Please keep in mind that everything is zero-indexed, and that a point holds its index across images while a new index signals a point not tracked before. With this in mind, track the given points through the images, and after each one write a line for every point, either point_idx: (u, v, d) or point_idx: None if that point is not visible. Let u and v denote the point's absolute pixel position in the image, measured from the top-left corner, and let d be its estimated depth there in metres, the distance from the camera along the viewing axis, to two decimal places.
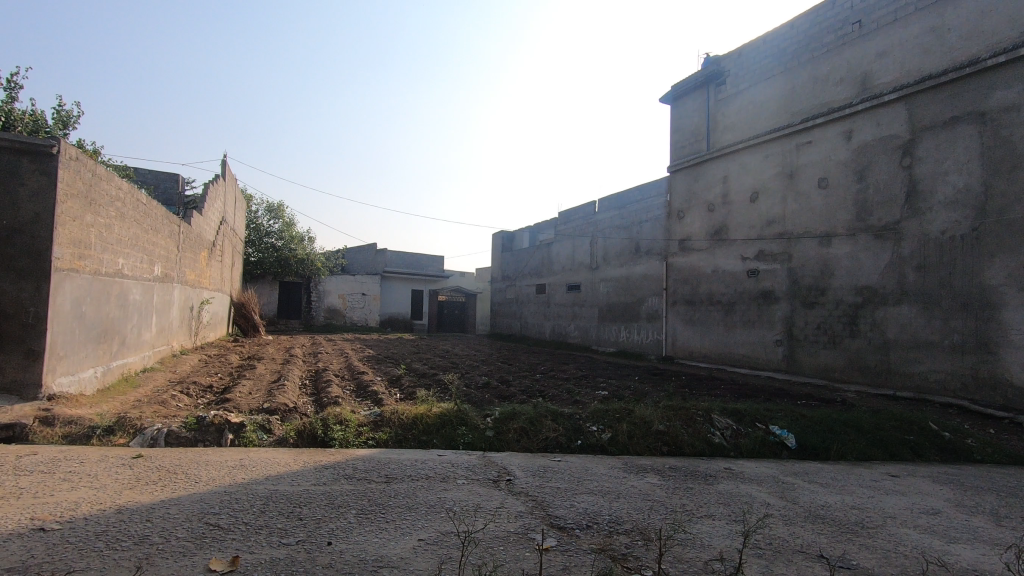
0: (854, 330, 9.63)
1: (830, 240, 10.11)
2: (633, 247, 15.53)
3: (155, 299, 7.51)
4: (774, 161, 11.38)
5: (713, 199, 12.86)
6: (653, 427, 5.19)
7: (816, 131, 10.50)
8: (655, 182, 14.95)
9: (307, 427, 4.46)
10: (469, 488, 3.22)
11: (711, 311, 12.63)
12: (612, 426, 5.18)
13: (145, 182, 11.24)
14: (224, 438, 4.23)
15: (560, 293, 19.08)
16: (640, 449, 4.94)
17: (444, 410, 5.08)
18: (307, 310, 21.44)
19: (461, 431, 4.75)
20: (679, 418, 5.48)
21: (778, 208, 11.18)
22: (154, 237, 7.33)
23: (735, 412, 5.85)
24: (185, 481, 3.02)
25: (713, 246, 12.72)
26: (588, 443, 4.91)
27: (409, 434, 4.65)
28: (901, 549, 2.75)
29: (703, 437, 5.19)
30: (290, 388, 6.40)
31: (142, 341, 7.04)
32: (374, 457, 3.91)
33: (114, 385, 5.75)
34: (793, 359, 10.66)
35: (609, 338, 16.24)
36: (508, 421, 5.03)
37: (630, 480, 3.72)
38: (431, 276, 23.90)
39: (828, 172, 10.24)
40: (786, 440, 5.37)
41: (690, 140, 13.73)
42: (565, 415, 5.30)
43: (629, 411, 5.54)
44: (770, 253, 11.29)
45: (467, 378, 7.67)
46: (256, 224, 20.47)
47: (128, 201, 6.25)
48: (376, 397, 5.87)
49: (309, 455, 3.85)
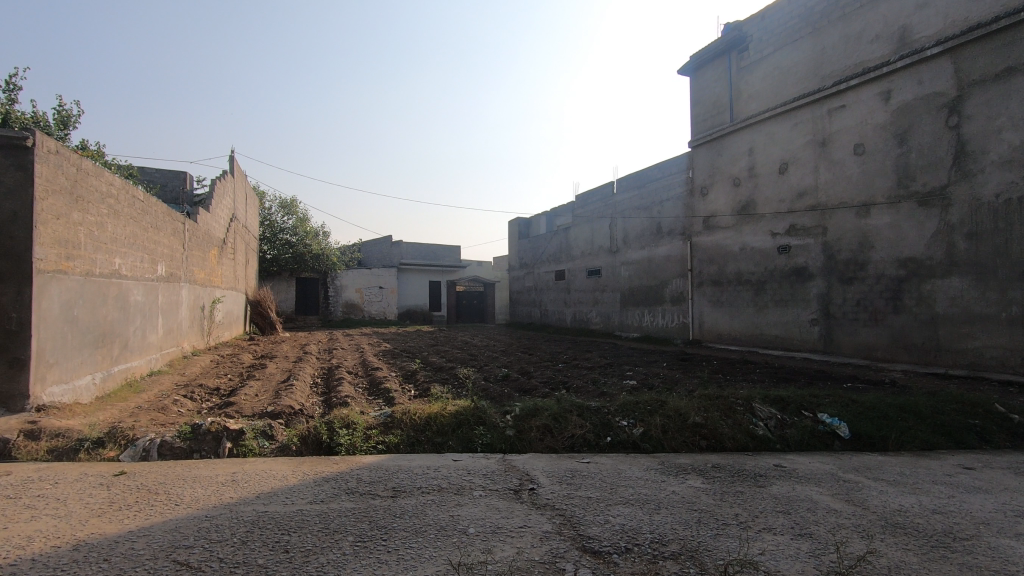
0: (898, 306, 8.98)
1: (869, 210, 9.44)
2: (654, 228, 14.94)
3: (160, 300, 7.26)
4: (803, 129, 10.68)
5: (738, 173, 12.20)
6: (689, 419, 4.74)
7: (851, 94, 9.78)
8: (676, 159, 14.30)
9: (311, 433, 4.11)
10: (487, 503, 2.81)
11: (740, 291, 12.02)
12: (644, 420, 4.74)
13: (152, 181, 11.02)
14: (221, 448, 3.90)
15: (580, 279, 18.57)
16: (677, 445, 4.48)
17: (460, 408, 4.69)
18: (324, 306, 21.25)
19: (478, 431, 4.34)
20: (717, 409, 5.01)
21: (810, 179, 10.50)
22: (156, 236, 7.06)
23: (777, 400, 5.35)
24: (164, 505, 2.67)
25: (740, 223, 12.08)
26: (619, 440, 4.48)
27: (422, 436, 4.26)
28: (1012, 568, 2.26)
29: (746, 429, 4.72)
30: (299, 388, 6.06)
31: (148, 344, 6.80)
32: (382, 465, 3.53)
33: (114, 391, 5.47)
34: (831, 339, 10.03)
35: (632, 323, 15.72)
36: (530, 418, 4.60)
37: (670, 485, 3.25)
38: (448, 267, 23.60)
39: (864, 137, 9.54)
40: (838, 430, 4.86)
41: (712, 112, 13.03)
42: (592, 409, 4.87)
43: (661, 403, 5.08)
44: (802, 227, 10.63)
45: (485, 372, 7.26)
46: (270, 221, 20.29)
47: (123, 198, 5.95)
48: (388, 396, 5.50)
49: (310, 466, 3.48)
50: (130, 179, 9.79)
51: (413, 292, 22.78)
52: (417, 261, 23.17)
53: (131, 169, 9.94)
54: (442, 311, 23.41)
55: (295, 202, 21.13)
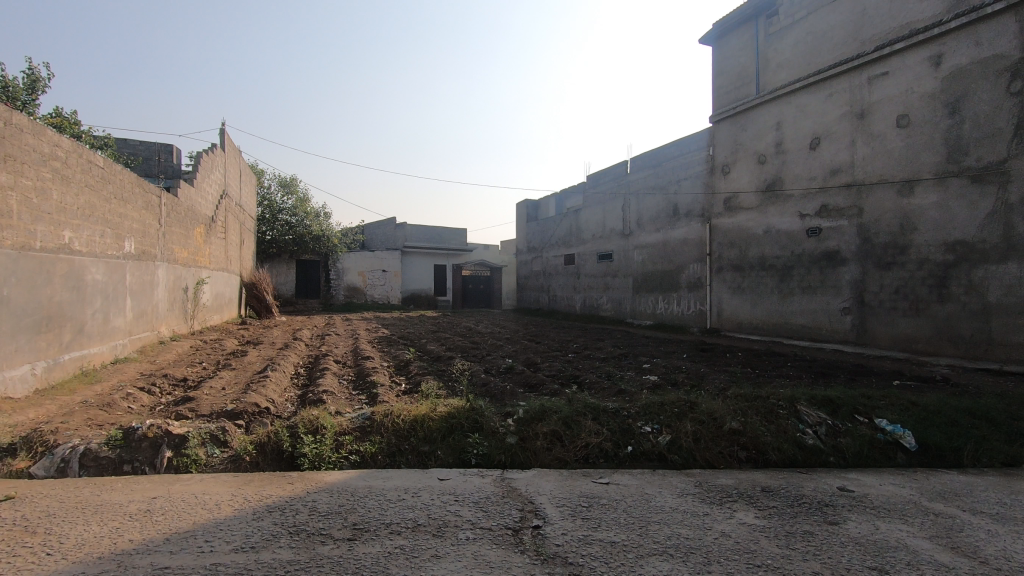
0: (944, 295, 8.12)
1: (912, 188, 8.53)
2: (671, 210, 14.05)
3: (128, 280, 6.57)
4: (839, 100, 9.71)
5: (764, 149, 11.27)
6: (725, 426, 4.00)
7: (895, 59, 8.80)
8: (696, 136, 13.36)
9: (270, 440, 3.41)
10: (475, 554, 2.07)
11: (764, 277, 11.19)
12: (671, 425, 4.00)
13: (134, 153, 10.25)
14: (159, 459, 3.23)
15: (590, 263, 17.76)
16: (711, 458, 3.74)
17: (452, 408, 3.96)
18: (326, 289, 20.57)
19: (473, 438, 3.60)
20: (757, 413, 4.26)
21: (845, 155, 9.57)
22: (121, 209, 6.35)
23: (824, 401, 4.59)
24: (29, 555, 1.93)
25: (765, 203, 11.19)
26: (641, 450, 3.75)
27: (406, 444, 3.54)
28: None
29: (791, 437, 3.99)
30: (274, 381, 5.34)
31: (113, 328, 6.13)
32: (347, 486, 2.81)
33: (62, 383, 4.79)
34: (865, 330, 9.21)
35: (645, 310, 14.93)
36: (535, 423, 3.85)
37: (716, 524, 2.48)
38: (454, 250, 22.85)
39: (910, 107, 8.60)
40: (902, 440, 4.09)
41: (737, 84, 12.06)
42: (609, 411, 4.11)
43: (691, 404, 4.32)
44: (834, 208, 9.73)
45: (487, 363, 6.53)
46: (269, 201, 19.55)
47: (73, 162, 5.23)
48: (372, 392, 4.78)
49: (257, 486, 2.76)
50: (105, 150, 9.01)
51: (417, 276, 22.06)
52: (422, 243, 22.42)
53: (105, 138, 9.14)
54: (447, 296, 22.69)
55: (295, 180, 20.36)
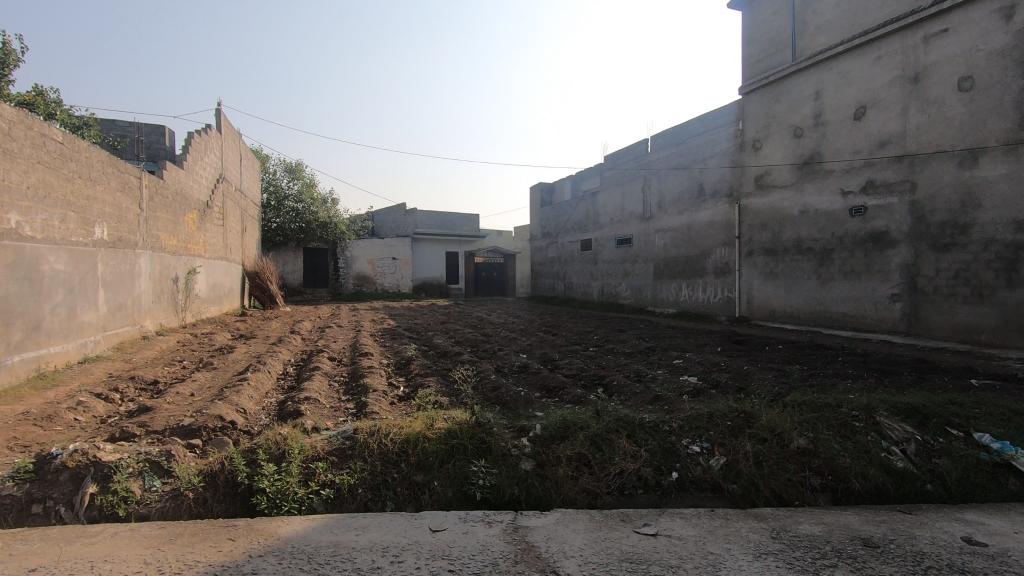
0: (1013, 280, 7.18)
1: (976, 159, 7.55)
2: (695, 191, 13.10)
3: (101, 270, 5.94)
4: (888, 64, 8.67)
5: (800, 121, 10.27)
6: (793, 445, 3.22)
7: (956, 14, 7.76)
8: (723, 110, 12.35)
9: (223, 470, 2.72)
10: None
11: (800, 262, 10.28)
12: (725, 444, 3.23)
13: (122, 135, 9.67)
14: (79, 497, 2.54)
15: (608, 249, 16.89)
16: (779, 487, 2.98)
17: (454, 424, 3.21)
18: (335, 278, 19.93)
19: (477, 466, 2.87)
20: (828, 428, 3.47)
21: (895, 125, 8.55)
22: (88, 190, 5.71)
23: (906, 410, 3.76)
24: None
25: (801, 180, 10.22)
26: (690, 478, 3.00)
27: (394, 474, 2.82)
28: None
29: (875, 459, 3.20)
30: (254, 384, 4.65)
31: (81, 324, 5.50)
32: (306, 544, 2.08)
33: (7, 388, 4.16)
34: (917, 319, 8.31)
35: (668, 298, 14.09)
36: (555, 443, 3.09)
37: None
38: (466, 236, 22.09)
39: (974, 67, 7.58)
40: (1015, 461, 3.25)
41: (769, 51, 11.01)
42: (645, 425, 3.35)
43: (746, 414, 3.53)
44: (882, 183, 8.75)
45: (499, 361, 5.78)
46: (275, 186, 18.83)
47: (19, 135, 4.56)
48: (362, 400, 4.06)
49: (187, 545, 2.06)
50: (84, 131, 8.31)
51: (429, 263, 21.36)
52: (433, 229, 21.69)
53: (87, 118, 8.46)
54: (460, 284, 21.99)
55: (301, 165, 19.57)
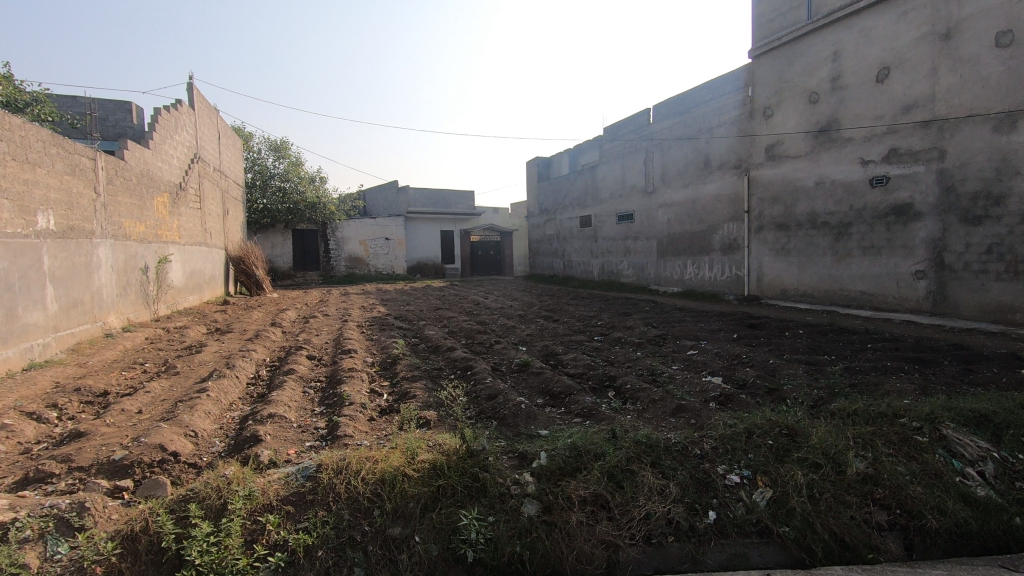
0: None
1: (1015, 122, 6.86)
2: (701, 162, 12.38)
3: (49, 263, 5.30)
4: (916, 19, 7.88)
5: (817, 85, 9.51)
6: (852, 473, 2.65)
7: None
8: (731, 75, 11.54)
9: (149, 533, 2.14)
10: None
11: (814, 237, 9.65)
12: (769, 472, 2.66)
13: (80, 112, 8.86)
14: None
15: (609, 225, 16.20)
16: (840, 529, 2.43)
17: (439, 454, 2.62)
18: (326, 260, 19.18)
19: (467, 517, 2.29)
20: (890, 447, 2.88)
21: (923, 87, 7.83)
22: (26, 175, 5.05)
23: (973, 419, 3.17)
24: None
25: (816, 149, 9.52)
26: (732, 519, 2.43)
27: (365, 529, 2.25)
28: None
29: (951, 487, 2.63)
30: (216, 394, 4.05)
31: (25, 327, 4.89)
32: None
33: None
34: (944, 298, 7.73)
35: (672, 277, 13.50)
36: (564, 479, 2.52)
37: None
38: (461, 214, 21.36)
39: (1015, 18, 6.81)
40: None
41: (781, 9, 10.15)
42: (673, 449, 2.77)
43: (791, 432, 2.95)
44: (907, 151, 8.06)
45: (497, 358, 5.19)
46: (260, 165, 17.92)
47: None
48: (335, 417, 3.47)
49: None
50: (34, 107, 7.49)
51: (423, 243, 20.67)
52: (427, 208, 20.94)
53: (36, 93, 7.63)
54: (456, 264, 21.38)
55: (286, 143, 18.65)
